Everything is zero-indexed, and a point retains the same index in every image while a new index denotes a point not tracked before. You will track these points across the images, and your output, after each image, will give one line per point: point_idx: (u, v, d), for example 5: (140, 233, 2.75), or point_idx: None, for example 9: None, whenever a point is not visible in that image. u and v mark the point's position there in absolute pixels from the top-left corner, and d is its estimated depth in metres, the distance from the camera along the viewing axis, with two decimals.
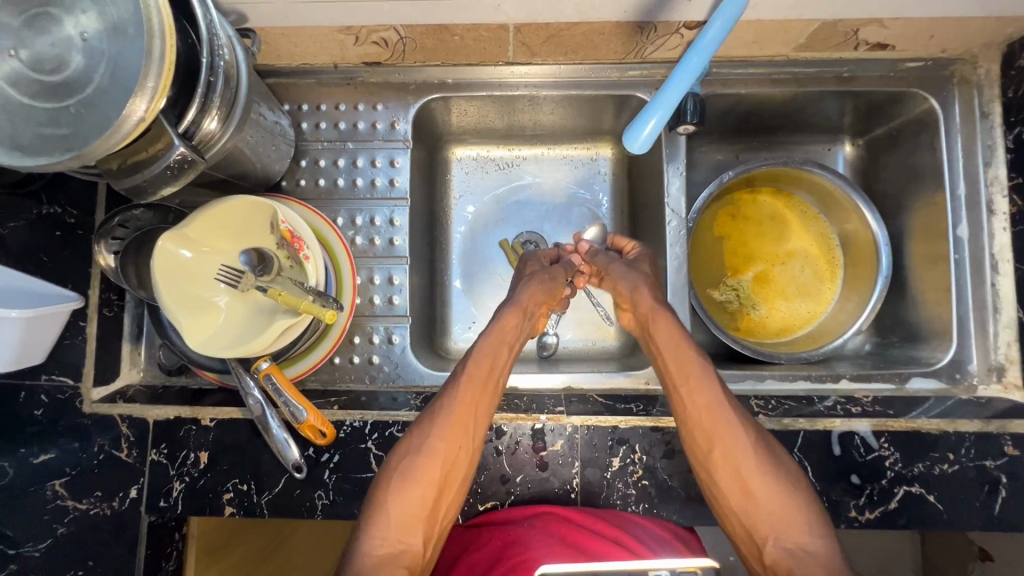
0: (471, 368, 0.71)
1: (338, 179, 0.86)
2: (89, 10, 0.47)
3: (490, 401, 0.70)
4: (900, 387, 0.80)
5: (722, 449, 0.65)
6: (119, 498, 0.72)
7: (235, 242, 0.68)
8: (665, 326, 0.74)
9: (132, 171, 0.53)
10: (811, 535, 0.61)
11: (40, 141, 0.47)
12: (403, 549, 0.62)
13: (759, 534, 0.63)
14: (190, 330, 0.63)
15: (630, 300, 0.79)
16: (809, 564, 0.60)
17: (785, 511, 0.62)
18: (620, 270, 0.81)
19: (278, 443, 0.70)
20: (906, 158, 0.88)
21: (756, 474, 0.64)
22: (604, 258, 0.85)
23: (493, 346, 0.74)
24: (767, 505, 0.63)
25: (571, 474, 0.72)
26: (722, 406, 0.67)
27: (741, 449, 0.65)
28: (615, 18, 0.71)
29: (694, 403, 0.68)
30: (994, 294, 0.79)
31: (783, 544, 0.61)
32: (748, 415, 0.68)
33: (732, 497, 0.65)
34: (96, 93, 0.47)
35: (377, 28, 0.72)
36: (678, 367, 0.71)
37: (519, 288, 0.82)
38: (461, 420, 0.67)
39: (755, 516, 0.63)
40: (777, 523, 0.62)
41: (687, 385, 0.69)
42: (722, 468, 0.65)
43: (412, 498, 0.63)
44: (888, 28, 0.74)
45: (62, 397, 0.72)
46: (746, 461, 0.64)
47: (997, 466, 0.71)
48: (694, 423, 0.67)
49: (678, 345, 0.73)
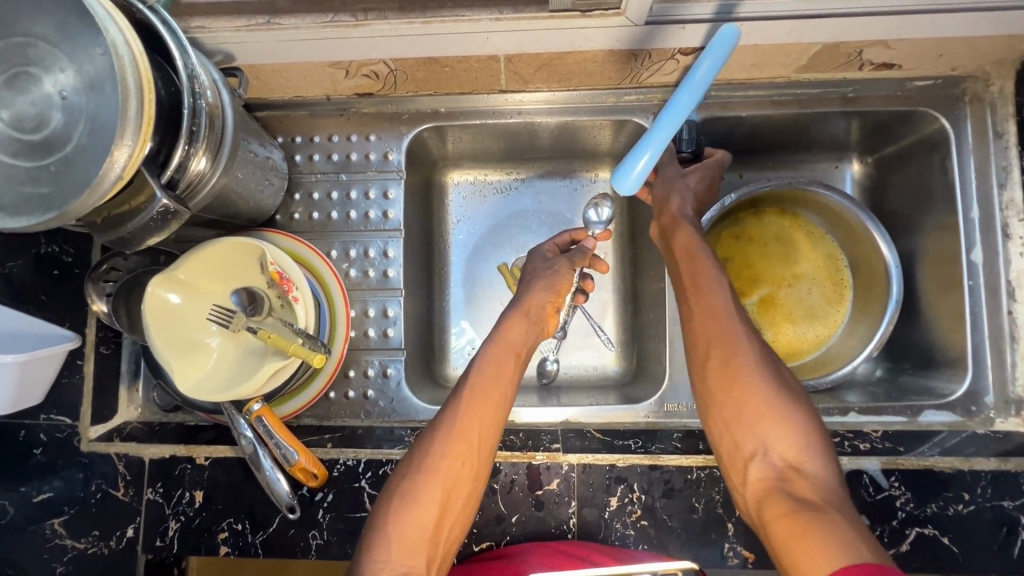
0: (479, 365, 0.71)
1: (331, 212, 0.85)
2: (67, 68, 0.47)
3: (495, 412, 0.68)
4: (913, 421, 0.76)
5: (724, 366, 0.67)
6: (117, 537, 0.72)
7: (225, 283, 0.67)
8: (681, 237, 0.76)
9: (117, 222, 0.53)
10: (806, 458, 0.61)
11: (20, 199, 0.47)
12: (404, 569, 0.60)
13: (746, 450, 0.63)
14: (181, 374, 0.64)
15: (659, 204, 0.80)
16: (796, 483, 0.59)
17: (779, 431, 0.63)
18: (670, 176, 0.80)
19: (267, 478, 0.69)
20: (916, 178, 0.85)
21: (753, 389, 0.65)
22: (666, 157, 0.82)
23: (495, 353, 0.72)
24: (761, 420, 0.64)
25: (568, 514, 0.71)
26: (732, 324, 0.69)
27: (743, 363, 0.67)
28: (606, 46, 0.69)
29: (700, 319, 0.71)
30: (1012, 323, 0.75)
31: (770, 460, 0.62)
32: (760, 340, 0.69)
33: (723, 410, 0.66)
34: (75, 151, 0.47)
35: (366, 62, 0.72)
36: (690, 276, 0.73)
37: (525, 287, 0.79)
38: (484, 380, 0.70)
39: (743, 425, 0.64)
40: (767, 441, 0.63)
41: (697, 294, 0.72)
42: (718, 381, 0.67)
43: (415, 518, 0.62)
44: (893, 49, 0.71)
45: (60, 435, 0.73)
46: (745, 373, 0.66)
47: (1015, 506, 0.68)
48: (699, 336, 0.71)
49: (689, 257, 0.74)
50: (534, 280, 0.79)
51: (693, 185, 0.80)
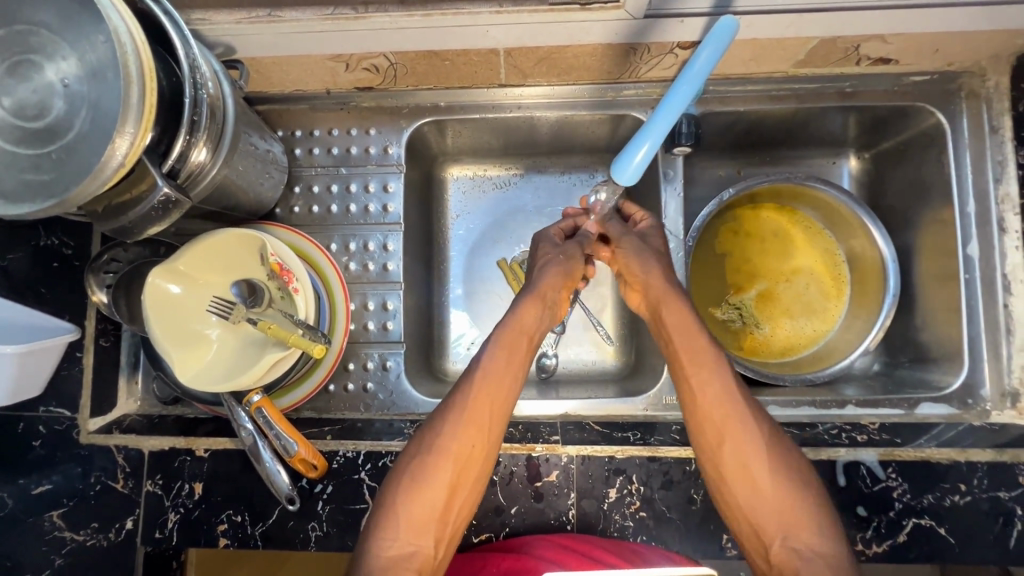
0: (474, 394, 0.67)
1: (331, 206, 0.86)
2: (69, 56, 0.47)
3: (487, 439, 0.66)
4: (909, 413, 0.77)
5: (736, 451, 0.65)
6: (115, 530, 0.72)
7: (225, 274, 0.67)
8: (675, 310, 0.73)
9: (118, 211, 0.54)
10: (821, 538, 0.61)
11: (23, 187, 0.47)
12: (413, 550, 0.61)
13: (766, 534, 0.62)
14: (181, 365, 0.64)
15: (642, 283, 0.77)
16: (819, 568, 0.58)
17: (793, 511, 0.62)
18: (634, 246, 0.78)
19: (268, 471, 0.69)
20: (912, 173, 0.85)
21: (766, 472, 0.63)
22: (615, 228, 0.81)
23: (491, 392, 0.68)
24: (775, 502, 0.62)
25: (567, 505, 0.71)
26: (737, 404, 0.66)
27: (754, 447, 0.64)
28: (605, 40, 0.69)
29: (706, 403, 0.67)
30: (1007, 316, 0.76)
31: (790, 545, 0.61)
32: (761, 412, 0.67)
33: (740, 495, 0.64)
34: (77, 139, 0.47)
35: (367, 55, 0.72)
36: (689, 356, 0.70)
37: (538, 273, 0.79)
38: (474, 429, 0.65)
39: (761, 512, 0.63)
40: (785, 524, 0.62)
41: (698, 377, 0.69)
42: (731, 468, 0.65)
43: (422, 500, 0.63)
44: (890, 44, 0.71)
45: (59, 428, 0.73)
46: (756, 457, 0.64)
47: (1012, 497, 0.68)
48: (705, 420, 0.67)
49: (687, 330, 0.71)
50: (548, 263, 0.79)
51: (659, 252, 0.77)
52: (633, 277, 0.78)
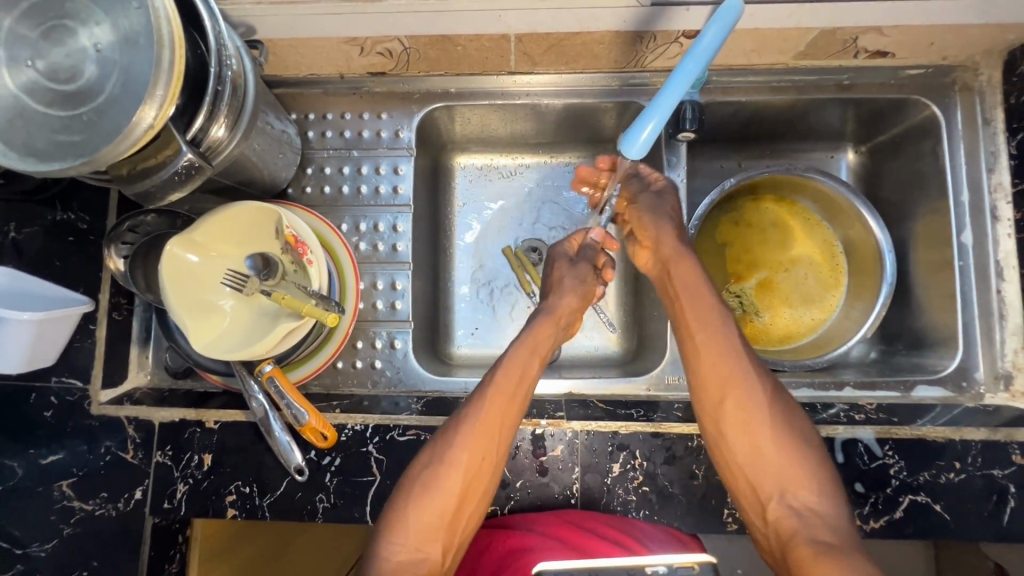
0: (488, 406, 0.68)
1: (342, 187, 0.88)
2: (103, 23, 0.49)
3: (497, 446, 0.67)
4: (905, 395, 0.79)
5: (738, 410, 0.67)
6: (125, 499, 0.73)
7: (242, 247, 0.69)
8: (682, 271, 0.75)
9: (142, 176, 0.56)
10: (819, 497, 0.63)
11: (53, 147, 0.49)
12: (421, 556, 0.63)
13: (764, 492, 0.65)
14: (195, 333, 0.65)
15: (653, 240, 0.79)
16: (815, 526, 0.61)
17: (794, 472, 0.64)
18: (648, 202, 0.80)
19: (281, 446, 0.71)
20: (908, 165, 0.88)
21: (768, 435, 0.66)
22: (632, 185, 0.83)
23: (504, 395, 0.69)
24: (775, 463, 0.65)
25: (572, 479, 0.72)
26: (743, 368, 0.69)
27: (756, 407, 0.67)
28: (613, 28, 0.71)
29: (710, 362, 0.70)
30: (1000, 302, 0.79)
31: (788, 502, 0.63)
32: (767, 372, 0.70)
33: (740, 453, 0.66)
34: (107, 101, 0.49)
35: (382, 38, 0.74)
36: (696, 316, 0.73)
37: (554, 296, 0.81)
38: (486, 436, 0.66)
39: (761, 471, 0.65)
40: (782, 483, 0.64)
41: (703, 337, 0.71)
42: (734, 426, 0.67)
43: (431, 509, 0.64)
44: (888, 36, 0.74)
45: (70, 399, 0.74)
46: (758, 416, 0.67)
47: (1005, 475, 0.70)
48: (709, 379, 0.69)
49: (694, 292, 0.74)
50: (565, 288, 0.81)
51: (671, 210, 0.79)
52: (645, 235, 0.80)
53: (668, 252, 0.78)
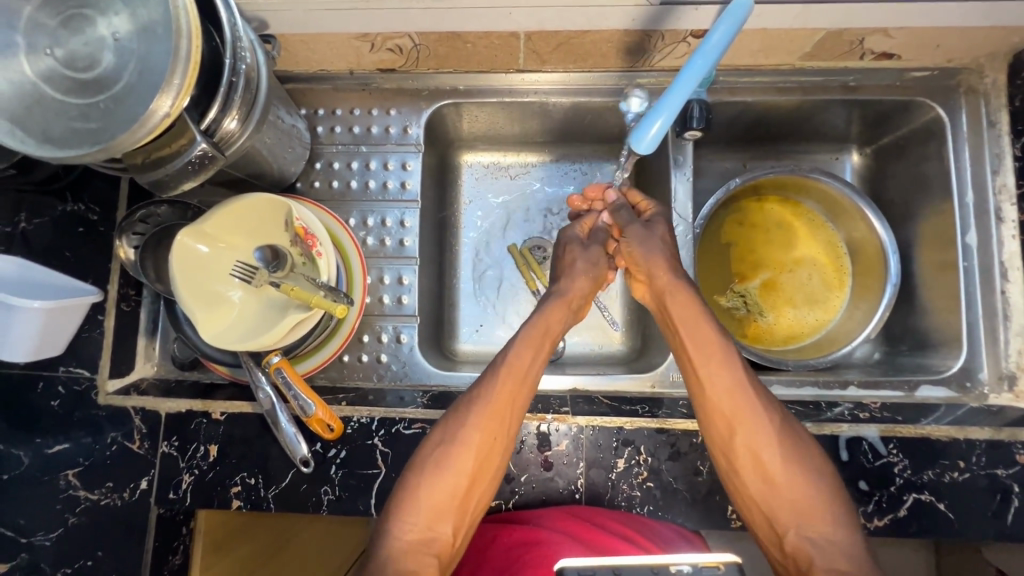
0: (498, 389, 0.68)
1: (351, 181, 0.89)
2: (122, 13, 0.50)
3: (508, 426, 0.68)
4: (909, 395, 0.79)
5: (748, 443, 0.66)
6: (130, 490, 0.73)
7: (251, 238, 0.70)
8: (681, 302, 0.74)
9: (156, 165, 0.56)
10: (834, 526, 0.62)
11: (70, 134, 0.49)
12: (432, 535, 0.63)
13: (780, 524, 0.64)
14: (205, 323, 0.66)
15: (646, 274, 0.78)
16: (832, 556, 0.60)
17: (808, 503, 0.64)
18: (639, 235, 0.79)
19: (287, 438, 0.71)
20: (913, 167, 0.88)
21: (780, 468, 0.65)
22: (623, 217, 0.82)
23: (512, 384, 0.69)
24: (789, 495, 0.64)
25: (576, 474, 0.72)
26: (749, 400, 0.67)
27: (765, 439, 0.66)
28: (622, 26, 0.72)
29: (717, 395, 0.68)
30: (1004, 303, 0.79)
31: (804, 534, 0.63)
32: (773, 401, 0.68)
33: (752, 485, 0.66)
34: (124, 89, 0.49)
35: (392, 35, 0.75)
36: (699, 350, 0.71)
37: (566, 279, 0.81)
38: (497, 415, 0.67)
39: (775, 502, 0.65)
40: (798, 513, 0.63)
41: (708, 371, 0.69)
42: (744, 460, 0.66)
43: (441, 487, 0.64)
44: (894, 38, 0.75)
45: (78, 389, 0.74)
46: (768, 448, 0.66)
47: (1009, 475, 0.70)
48: (716, 414, 0.68)
49: (696, 322, 0.72)
50: (577, 270, 0.81)
51: (664, 242, 0.78)
52: (638, 268, 0.79)
53: (665, 283, 0.76)
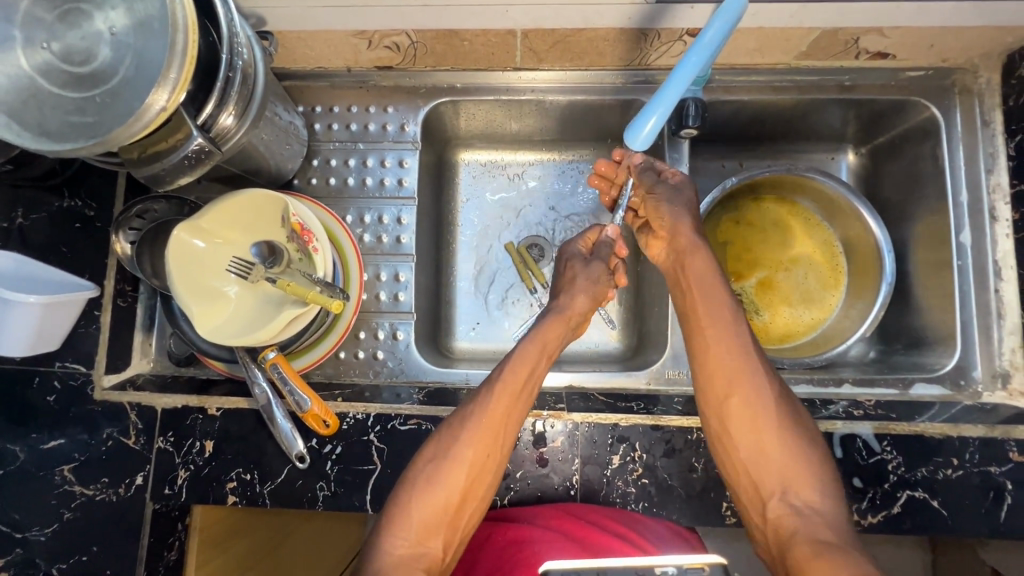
0: (495, 400, 0.68)
1: (348, 178, 0.89)
2: (119, 7, 0.50)
3: (501, 442, 0.68)
4: (903, 393, 0.79)
5: (744, 404, 0.67)
6: (125, 485, 0.73)
7: (247, 234, 0.70)
8: (697, 265, 0.75)
9: (151, 161, 0.57)
10: (820, 497, 0.63)
11: (66, 128, 0.50)
12: (423, 551, 0.63)
13: (765, 490, 0.64)
14: (200, 318, 0.66)
15: (669, 232, 0.79)
16: (816, 525, 0.60)
17: (796, 473, 0.64)
18: (667, 194, 0.79)
19: (283, 434, 0.71)
20: (907, 167, 0.89)
21: (773, 434, 0.66)
22: (648, 179, 0.81)
23: (509, 396, 0.69)
24: (778, 460, 0.65)
25: (572, 470, 0.72)
26: (751, 364, 0.69)
27: (762, 402, 0.67)
28: (619, 24, 0.73)
29: (720, 356, 0.70)
30: (998, 301, 0.79)
31: (788, 501, 0.63)
32: (776, 372, 0.70)
33: (742, 447, 0.66)
34: (121, 83, 0.49)
35: (389, 32, 0.75)
36: (707, 314, 0.73)
37: (566, 296, 0.82)
38: (491, 432, 0.67)
39: (764, 467, 0.65)
40: (785, 482, 0.64)
41: (713, 332, 0.71)
42: (739, 421, 0.67)
43: (434, 501, 0.64)
44: (888, 37, 0.75)
45: (73, 384, 0.74)
46: (764, 412, 0.67)
47: (1002, 472, 0.70)
48: (717, 373, 0.69)
49: (704, 289, 0.74)
50: (577, 287, 0.82)
51: (690, 204, 0.79)
52: (660, 224, 0.80)
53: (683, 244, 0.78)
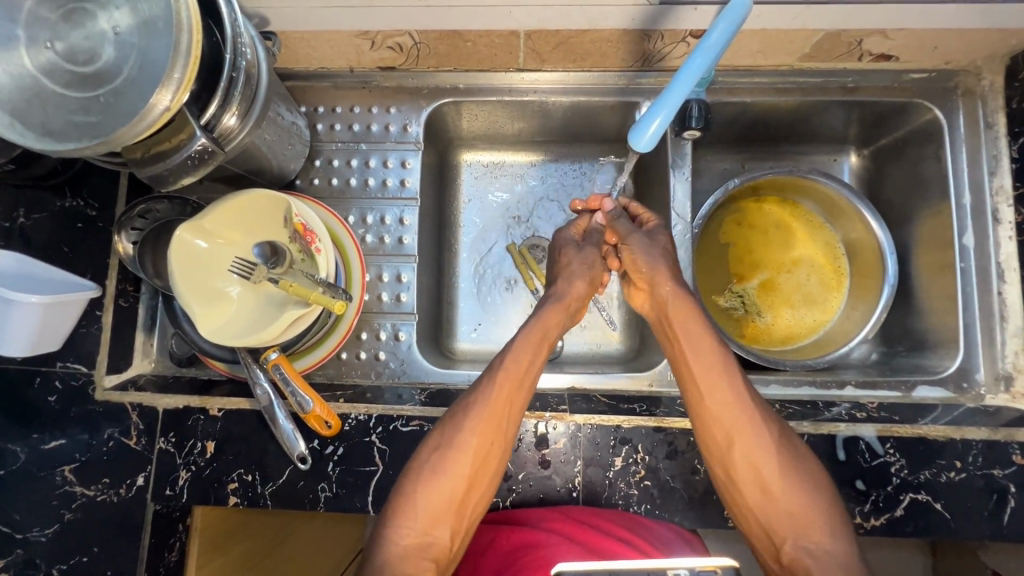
0: (497, 389, 0.68)
1: (350, 179, 0.89)
2: (123, 7, 0.50)
3: (506, 429, 0.68)
4: (906, 395, 0.79)
5: (746, 453, 0.67)
6: (126, 486, 0.73)
7: (249, 235, 0.70)
8: (681, 313, 0.75)
9: (155, 160, 0.57)
10: (831, 537, 0.63)
11: (70, 128, 0.49)
12: (430, 540, 0.63)
13: (777, 534, 0.65)
14: (203, 319, 0.66)
15: (649, 281, 0.79)
16: (829, 567, 0.61)
17: (805, 514, 0.64)
18: (641, 244, 0.80)
19: (285, 435, 0.71)
20: (910, 169, 0.89)
21: (779, 481, 0.65)
22: (623, 226, 0.84)
23: (511, 383, 0.69)
24: (787, 506, 0.65)
25: (574, 472, 0.72)
26: (747, 411, 0.68)
27: (763, 450, 0.66)
28: (622, 26, 0.72)
29: (717, 407, 0.69)
30: (1001, 303, 0.79)
31: (801, 545, 0.63)
32: (773, 414, 0.69)
33: (751, 497, 0.66)
34: (125, 83, 0.49)
35: (393, 33, 0.75)
36: (699, 362, 0.72)
37: (564, 280, 0.82)
38: (494, 421, 0.67)
39: (774, 515, 0.65)
40: (796, 526, 0.64)
41: (707, 384, 0.70)
42: (743, 471, 0.66)
43: (439, 491, 0.64)
44: (892, 40, 0.75)
45: (75, 384, 0.74)
46: (767, 460, 0.66)
47: (1005, 474, 0.70)
48: (716, 425, 0.68)
49: (695, 336, 0.73)
50: (574, 272, 0.82)
51: (665, 250, 0.80)
52: (642, 276, 0.80)
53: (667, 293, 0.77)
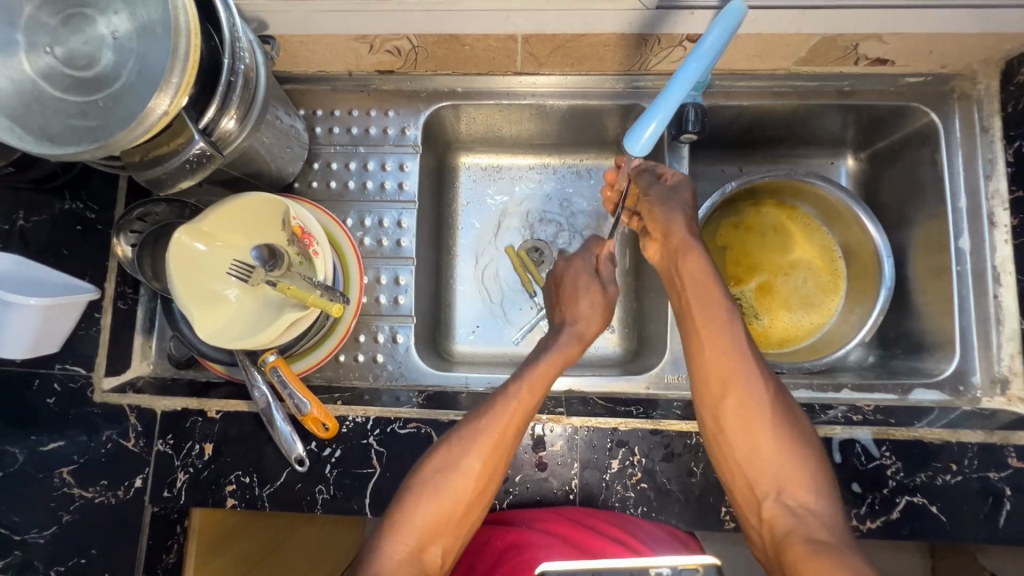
0: (508, 413, 0.67)
1: (348, 182, 0.89)
2: (121, 12, 0.50)
3: (509, 454, 0.67)
4: (903, 398, 0.80)
5: (739, 403, 0.66)
6: (124, 488, 0.73)
7: (249, 238, 0.70)
8: (688, 262, 0.73)
9: (154, 164, 0.57)
10: (815, 497, 0.63)
11: (69, 132, 0.50)
12: (423, 558, 0.63)
13: (760, 490, 0.64)
14: (201, 321, 0.66)
15: (662, 231, 0.77)
16: (811, 526, 0.60)
17: (791, 472, 0.64)
18: (660, 195, 0.78)
19: (283, 437, 0.71)
20: (907, 172, 0.89)
21: (768, 434, 0.65)
22: (644, 180, 0.81)
23: (525, 410, 0.68)
24: (774, 461, 0.64)
25: (571, 474, 0.73)
26: (747, 364, 0.67)
27: (757, 402, 0.66)
28: (619, 30, 0.73)
29: (716, 355, 0.68)
30: (997, 307, 0.80)
31: (783, 501, 0.63)
32: (770, 371, 0.69)
33: (738, 448, 0.66)
34: (123, 88, 0.50)
35: (391, 37, 0.75)
36: (703, 310, 0.70)
37: (581, 310, 0.80)
38: (501, 445, 0.66)
39: (759, 466, 0.65)
40: (780, 482, 0.64)
41: (710, 332, 0.69)
42: (733, 419, 0.66)
43: (436, 512, 0.64)
44: (887, 44, 0.75)
45: (74, 386, 0.74)
46: (759, 412, 0.66)
47: (1001, 478, 0.70)
48: (712, 372, 0.68)
49: (700, 284, 0.72)
50: (592, 303, 0.81)
51: (685, 204, 0.78)
52: (654, 224, 0.78)
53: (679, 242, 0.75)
